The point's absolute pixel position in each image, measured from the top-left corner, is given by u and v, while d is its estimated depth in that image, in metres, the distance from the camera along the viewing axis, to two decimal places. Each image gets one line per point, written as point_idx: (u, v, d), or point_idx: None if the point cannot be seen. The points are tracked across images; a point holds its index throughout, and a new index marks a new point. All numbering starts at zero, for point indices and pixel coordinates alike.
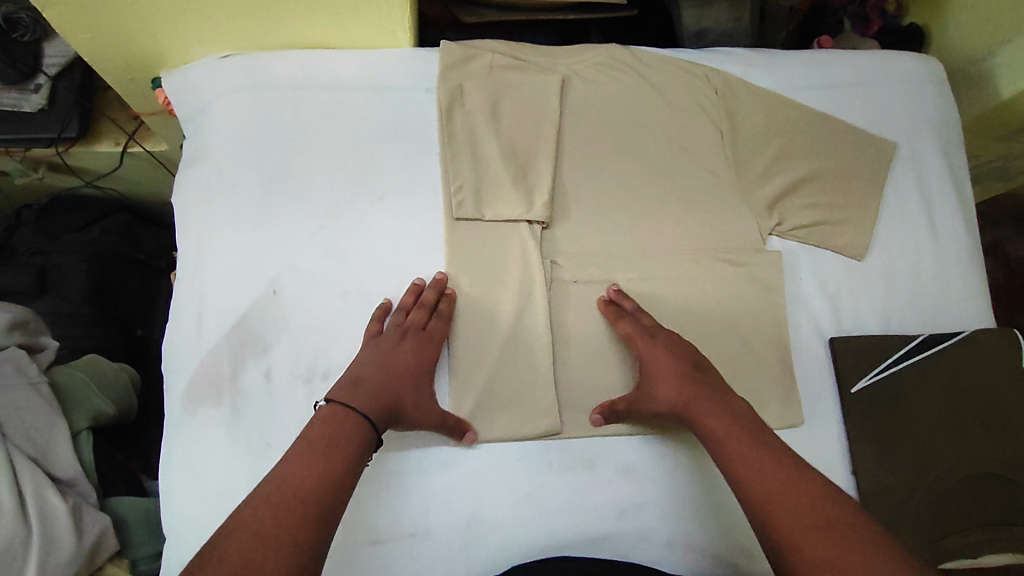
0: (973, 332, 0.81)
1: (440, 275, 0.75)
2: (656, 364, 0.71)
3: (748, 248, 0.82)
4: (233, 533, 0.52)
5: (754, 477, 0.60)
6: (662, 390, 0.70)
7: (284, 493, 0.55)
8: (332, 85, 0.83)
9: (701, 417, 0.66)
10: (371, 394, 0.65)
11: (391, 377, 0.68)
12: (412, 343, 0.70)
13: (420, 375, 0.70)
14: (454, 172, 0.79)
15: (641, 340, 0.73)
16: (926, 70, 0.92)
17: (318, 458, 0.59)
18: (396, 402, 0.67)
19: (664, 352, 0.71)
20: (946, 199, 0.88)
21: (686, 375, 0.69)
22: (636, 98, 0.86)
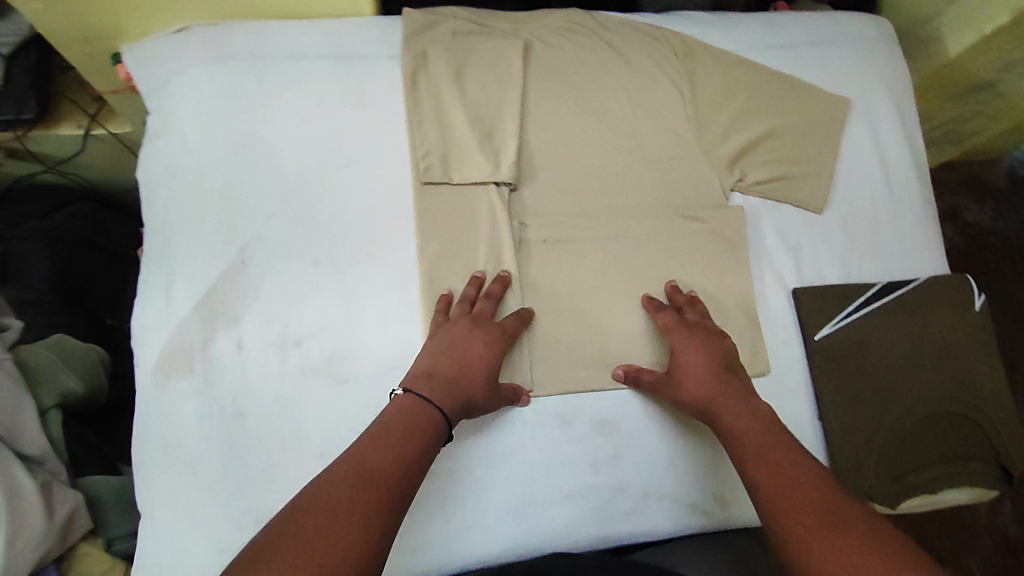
0: (928, 279, 0.85)
1: (504, 271, 0.76)
2: (687, 359, 0.73)
3: (710, 205, 0.85)
4: (309, 507, 0.53)
5: (768, 474, 0.61)
6: (687, 385, 0.71)
7: (361, 475, 0.57)
8: (296, 55, 0.82)
9: (724, 414, 0.68)
10: (448, 389, 0.67)
11: (467, 370, 0.69)
12: (483, 335, 0.71)
13: (494, 368, 0.71)
14: (421, 138, 0.80)
15: (678, 333, 0.75)
16: (876, 28, 0.95)
17: (397, 446, 0.61)
18: (469, 395, 0.68)
19: (696, 349, 0.74)
20: (899, 151, 0.91)
21: (715, 374, 0.71)
22: (599, 61, 0.88)
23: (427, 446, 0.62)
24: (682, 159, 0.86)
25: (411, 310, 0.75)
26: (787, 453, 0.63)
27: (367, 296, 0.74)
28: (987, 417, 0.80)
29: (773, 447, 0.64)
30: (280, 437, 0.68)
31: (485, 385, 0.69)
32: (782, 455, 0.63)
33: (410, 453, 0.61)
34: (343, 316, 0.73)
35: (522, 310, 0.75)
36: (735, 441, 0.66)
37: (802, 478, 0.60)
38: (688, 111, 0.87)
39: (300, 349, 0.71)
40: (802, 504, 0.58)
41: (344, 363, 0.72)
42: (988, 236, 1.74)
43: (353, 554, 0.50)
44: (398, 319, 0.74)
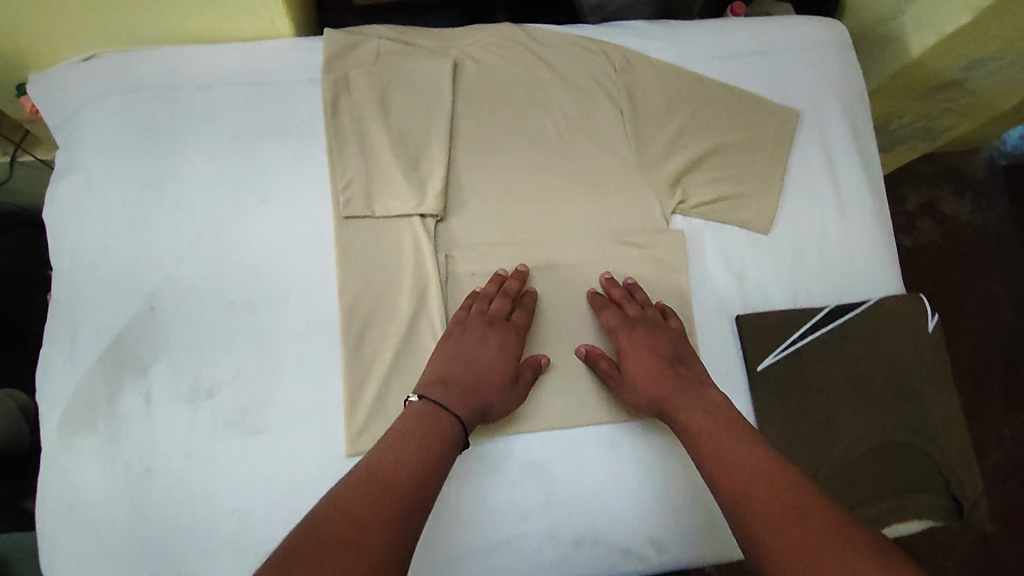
0: (879, 301, 0.81)
1: (522, 266, 0.76)
2: (636, 361, 0.72)
3: (651, 228, 0.81)
4: (330, 514, 0.53)
5: (729, 472, 0.60)
6: (640, 389, 0.71)
7: (379, 484, 0.56)
8: (207, 82, 0.77)
9: (678, 412, 0.67)
10: (467, 398, 0.68)
11: (484, 375, 0.69)
12: (497, 339, 0.72)
13: (508, 369, 0.71)
14: (342, 169, 0.76)
15: (622, 333, 0.74)
16: (830, 34, 0.90)
17: (409, 450, 0.61)
18: (486, 402, 0.69)
19: (643, 346, 0.73)
20: (851, 165, 0.87)
21: (663, 372, 0.70)
22: (533, 80, 0.83)
23: (438, 451, 0.62)
24: (621, 180, 0.82)
25: (333, 353, 0.73)
26: (739, 433, 0.63)
27: (283, 340, 0.72)
28: (938, 445, 0.77)
29: (727, 429, 0.64)
30: (189, 492, 0.66)
31: (500, 389, 0.70)
32: (732, 435, 0.63)
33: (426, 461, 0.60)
34: (257, 363, 0.71)
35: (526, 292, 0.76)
36: (695, 438, 0.65)
37: (751, 454, 0.60)
38: (626, 130, 0.83)
39: (212, 400, 0.70)
40: (751, 480, 0.58)
41: (260, 412, 0.70)
42: (965, 230, 1.70)
43: (379, 559, 0.50)
44: (316, 364, 0.72)
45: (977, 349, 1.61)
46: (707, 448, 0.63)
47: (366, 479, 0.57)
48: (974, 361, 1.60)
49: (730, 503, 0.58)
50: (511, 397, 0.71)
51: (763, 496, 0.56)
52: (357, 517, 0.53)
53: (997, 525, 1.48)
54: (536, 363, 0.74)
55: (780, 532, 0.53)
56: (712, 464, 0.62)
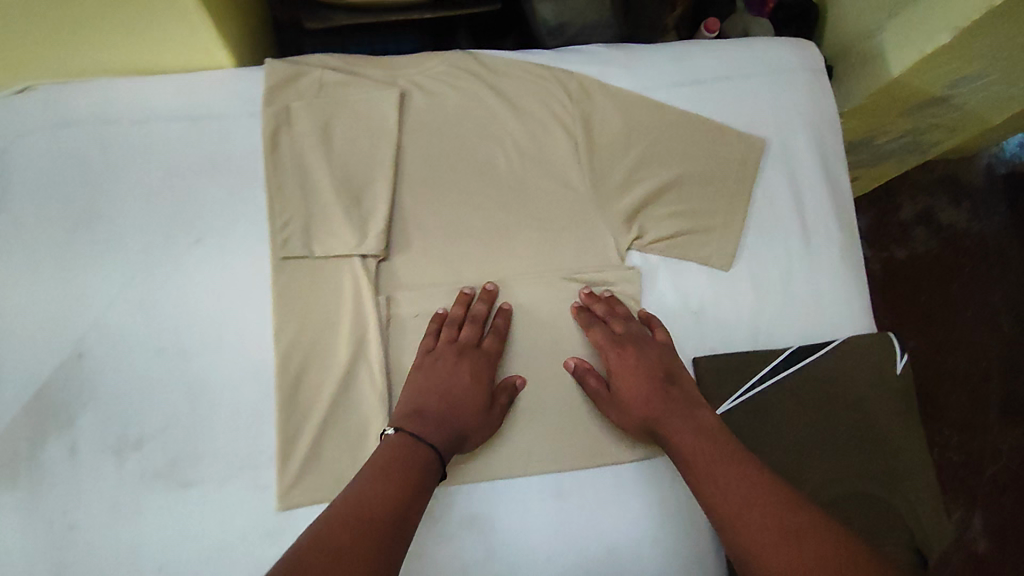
0: (841, 343, 0.78)
1: (490, 284, 0.75)
2: (625, 381, 0.72)
3: (604, 266, 0.78)
4: (309, 551, 0.51)
5: (720, 494, 0.60)
6: (629, 411, 0.71)
7: (357, 519, 0.55)
8: (141, 116, 0.74)
9: (670, 432, 0.68)
10: (443, 427, 0.67)
11: (459, 403, 0.69)
12: (469, 367, 0.71)
13: (483, 394, 0.70)
14: (280, 207, 0.74)
15: (611, 353, 0.73)
16: (799, 58, 0.86)
17: (392, 479, 0.60)
18: (462, 430, 0.68)
19: (632, 366, 0.72)
20: (818, 198, 0.83)
21: (653, 392, 0.70)
22: (483, 111, 0.79)
23: (419, 481, 0.61)
24: (573, 214, 0.78)
25: (267, 401, 0.71)
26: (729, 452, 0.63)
27: (214, 388, 0.70)
28: (902, 494, 0.74)
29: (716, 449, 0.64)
30: (114, 548, 0.65)
31: (476, 416, 0.69)
32: (725, 454, 0.63)
33: (409, 493, 0.59)
34: (188, 412, 0.70)
35: (499, 310, 0.74)
36: (683, 455, 0.65)
37: (740, 477, 0.60)
38: (581, 162, 0.79)
39: (139, 451, 0.68)
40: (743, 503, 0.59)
41: (190, 463, 0.69)
42: (962, 239, 1.62)
43: None
44: (249, 413, 0.70)
45: (972, 360, 1.55)
46: (699, 471, 0.63)
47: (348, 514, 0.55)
48: (968, 372, 1.54)
49: (724, 525, 0.59)
50: (488, 422, 0.71)
51: (756, 521, 0.57)
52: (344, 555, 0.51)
53: (988, 542, 1.45)
54: (511, 385, 0.73)
55: (778, 557, 0.54)
56: (700, 483, 0.63)
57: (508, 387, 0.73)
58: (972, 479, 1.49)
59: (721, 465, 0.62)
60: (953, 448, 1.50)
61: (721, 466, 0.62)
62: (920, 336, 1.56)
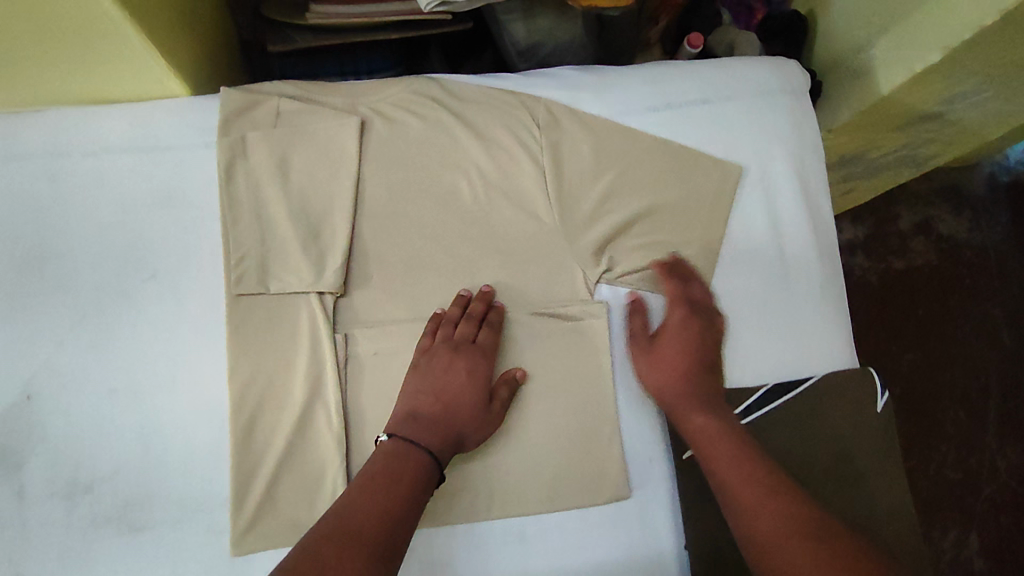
0: (822, 380, 0.74)
1: (485, 287, 0.73)
2: (672, 346, 0.72)
3: (572, 300, 0.75)
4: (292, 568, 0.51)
5: (738, 479, 0.62)
6: (663, 370, 0.72)
7: (341, 534, 0.55)
8: (94, 147, 0.72)
9: (690, 410, 0.69)
10: (438, 429, 0.66)
11: (456, 402, 0.68)
12: (465, 365, 0.70)
13: (480, 392, 0.70)
14: (235, 241, 0.71)
15: (677, 310, 0.74)
16: (781, 80, 0.83)
17: (385, 493, 0.59)
18: (459, 432, 0.68)
19: (685, 335, 0.73)
20: (798, 227, 0.80)
21: (692, 367, 0.72)
22: (447, 139, 0.76)
23: (411, 496, 0.61)
24: (540, 246, 0.76)
25: (221, 443, 0.68)
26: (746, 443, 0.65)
27: (166, 429, 0.68)
28: (879, 537, 0.71)
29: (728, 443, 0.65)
30: None
31: (474, 415, 0.68)
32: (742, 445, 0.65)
33: (401, 511, 0.59)
34: (140, 454, 0.68)
35: (493, 306, 0.73)
36: (698, 441, 0.67)
37: (762, 466, 0.63)
38: (549, 192, 0.76)
39: (89, 495, 0.66)
40: (760, 496, 0.60)
41: (140, 509, 0.67)
42: (960, 250, 1.55)
43: None
44: (203, 455, 0.68)
45: (970, 374, 1.48)
46: (716, 455, 0.65)
47: (337, 528, 0.55)
48: (965, 386, 1.48)
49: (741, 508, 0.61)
50: (489, 420, 0.70)
51: (775, 508, 0.59)
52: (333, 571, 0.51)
53: (984, 561, 1.40)
54: (512, 381, 0.72)
55: (796, 544, 0.56)
56: (716, 470, 0.64)
57: (513, 380, 0.72)
58: (969, 496, 1.43)
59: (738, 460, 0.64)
60: (950, 464, 1.44)
61: (741, 458, 0.64)
62: (917, 352, 1.49)
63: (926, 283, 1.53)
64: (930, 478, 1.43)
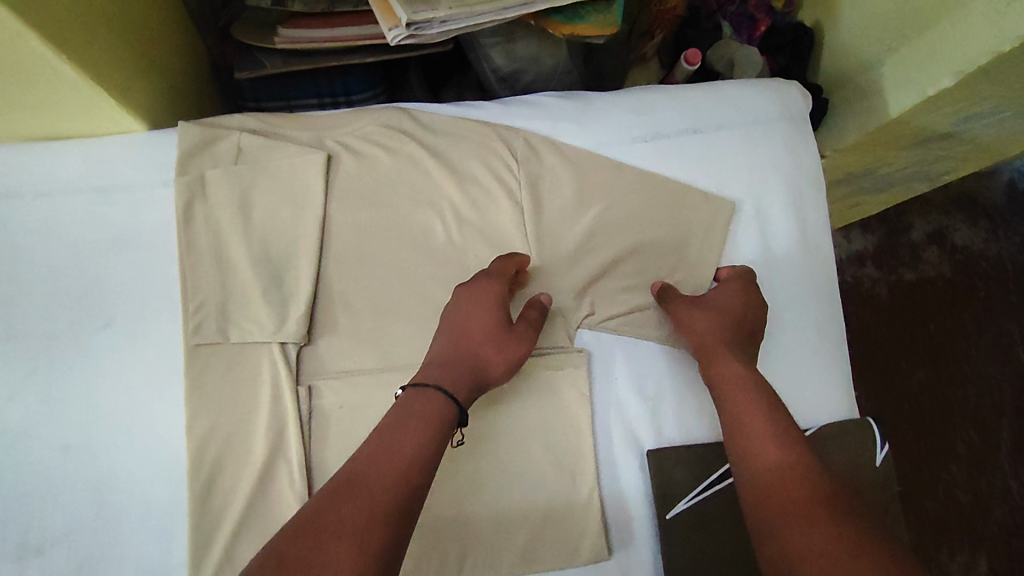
0: (818, 432, 0.71)
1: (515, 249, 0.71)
2: (721, 298, 0.70)
3: (552, 346, 0.71)
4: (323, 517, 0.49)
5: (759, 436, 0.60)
6: (711, 316, 0.68)
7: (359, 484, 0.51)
8: (45, 187, 0.69)
9: (722, 362, 0.66)
10: (453, 368, 0.62)
11: (472, 338, 0.64)
12: (474, 297, 0.66)
13: (497, 318, 0.65)
14: (193, 286, 0.67)
15: (735, 282, 0.71)
16: (778, 106, 0.77)
17: (394, 458, 0.53)
18: (476, 369, 0.63)
19: (734, 295, 0.70)
20: (794, 266, 0.75)
21: (741, 326, 0.69)
22: (420, 175, 0.72)
23: (421, 445, 0.55)
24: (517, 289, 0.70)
25: (179, 502, 0.65)
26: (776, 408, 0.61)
27: (121, 487, 0.65)
28: None
29: (758, 398, 0.62)
30: None
31: (491, 352, 0.64)
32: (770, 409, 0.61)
33: (409, 466, 0.53)
34: (95, 514, 0.64)
35: (513, 254, 0.69)
36: (725, 391, 0.64)
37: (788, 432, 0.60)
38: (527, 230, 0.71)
39: (41, 556, 0.63)
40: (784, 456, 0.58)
41: (93, 571, 0.63)
42: (977, 262, 1.47)
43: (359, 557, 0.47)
44: (159, 515, 0.65)
45: (984, 392, 1.40)
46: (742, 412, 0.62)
47: (339, 489, 0.51)
48: (978, 406, 1.40)
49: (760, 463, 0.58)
50: (510, 357, 0.65)
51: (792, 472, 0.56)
52: (327, 540, 0.47)
53: None
54: (534, 317, 0.68)
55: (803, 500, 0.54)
56: (738, 422, 0.62)
57: (536, 316, 0.68)
58: (979, 520, 1.34)
59: (768, 417, 0.61)
60: (960, 485, 1.36)
61: (769, 417, 0.61)
62: (930, 367, 1.41)
63: (943, 298, 1.45)
64: (938, 499, 1.35)
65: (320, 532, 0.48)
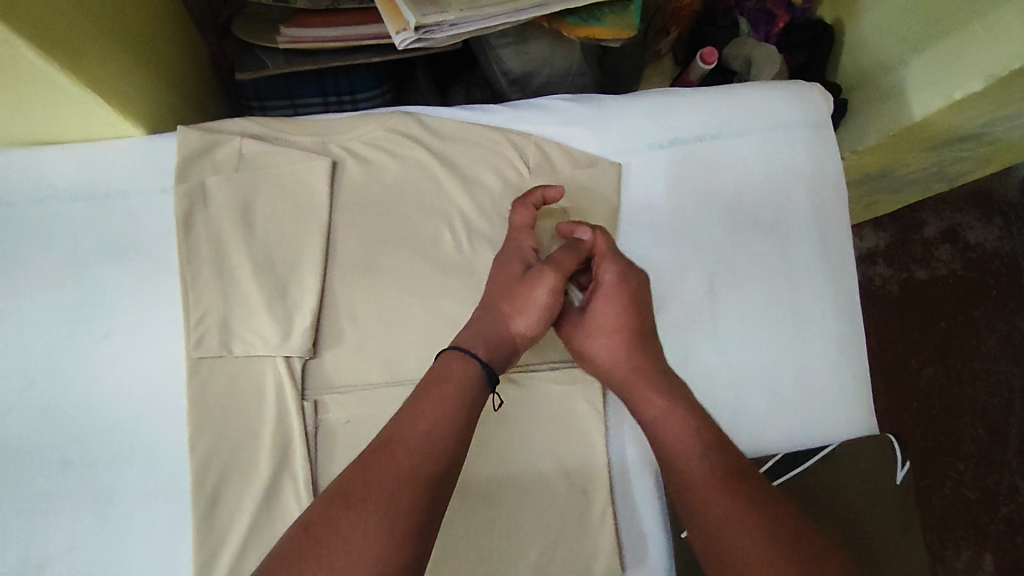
0: (840, 446, 0.69)
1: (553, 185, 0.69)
2: (601, 310, 0.64)
3: (564, 360, 0.69)
4: (355, 483, 0.48)
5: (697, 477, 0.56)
6: (607, 338, 0.63)
7: (390, 447, 0.50)
8: (41, 194, 0.66)
9: (641, 395, 0.61)
10: (474, 321, 0.61)
11: (493, 289, 0.63)
12: (500, 256, 0.65)
13: (519, 269, 0.63)
14: (194, 297, 0.65)
15: (607, 284, 0.64)
16: (800, 110, 0.74)
17: (425, 420, 0.52)
18: (500, 323, 0.61)
19: (612, 301, 0.64)
20: (813, 276, 0.73)
21: (636, 331, 0.63)
22: (428, 182, 0.70)
23: (448, 412, 0.53)
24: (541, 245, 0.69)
25: (181, 519, 0.63)
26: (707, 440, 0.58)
27: (123, 503, 0.63)
28: None
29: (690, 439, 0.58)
30: None
31: (511, 304, 0.61)
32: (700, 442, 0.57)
33: (437, 431, 0.51)
34: (96, 531, 0.63)
35: (534, 189, 0.67)
36: (662, 432, 0.59)
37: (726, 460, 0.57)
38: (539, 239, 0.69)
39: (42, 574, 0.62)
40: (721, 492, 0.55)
41: None
42: (990, 260, 1.43)
43: (387, 522, 0.46)
44: (162, 532, 0.63)
45: (992, 392, 1.38)
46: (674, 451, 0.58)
47: (373, 453, 0.50)
48: (987, 405, 1.38)
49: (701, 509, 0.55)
50: (535, 302, 0.61)
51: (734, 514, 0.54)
52: (356, 506, 0.46)
53: None
54: (564, 258, 0.64)
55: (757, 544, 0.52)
56: (678, 468, 0.57)
57: (565, 253, 0.64)
58: (984, 520, 1.33)
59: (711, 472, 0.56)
60: (967, 484, 1.34)
61: (708, 465, 0.56)
62: (940, 367, 1.39)
63: (957, 297, 1.42)
64: (945, 498, 1.33)
65: (351, 497, 0.47)
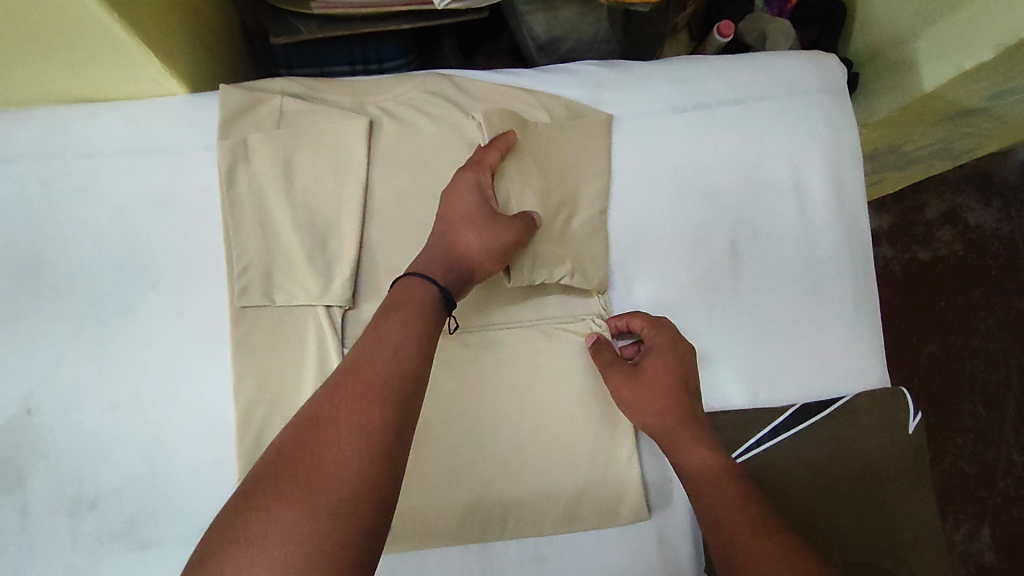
0: (853, 399, 0.72)
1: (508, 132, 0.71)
2: (653, 367, 0.67)
3: (588, 315, 0.72)
4: (323, 409, 0.50)
5: (724, 509, 0.61)
6: (653, 393, 0.66)
7: (356, 373, 0.52)
8: (89, 149, 0.69)
9: (678, 442, 0.65)
10: (432, 253, 0.64)
11: (451, 221, 0.65)
12: (455, 187, 0.67)
13: (475, 203, 0.66)
14: (238, 249, 0.68)
15: (658, 344, 0.68)
16: (818, 78, 0.77)
17: (387, 348, 0.54)
18: (468, 264, 0.64)
19: (662, 360, 0.67)
20: (831, 236, 0.76)
21: (679, 393, 0.67)
22: (461, 142, 0.72)
23: (409, 336, 0.55)
24: (502, 179, 0.70)
25: (226, 461, 0.66)
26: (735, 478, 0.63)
27: (171, 445, 0.66)
28: (905, 564, 0.70)
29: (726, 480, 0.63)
30: None
31: (482, 246, 0.64)
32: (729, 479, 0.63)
33: (398, 356, 0.54)
34: (145, 471, 0.65)
35: (499, 140, 0.69)
36: (699, 476, 0.63)
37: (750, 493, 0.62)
38: (510, 183, 0.70)
39: (95, 512, 0.65)
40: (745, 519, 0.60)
41: (146, 526, 0.65)
42: (989, 241, 1.46)
43: (357, 441, 0.48)
44: (209, 472, 0.66)
45: (991, 369, 1.41)
46: (704, 487, 0.63)
47: (339, 379, 0.52)
48: (987, 382, 1.41)
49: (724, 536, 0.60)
50: (504, 250, 0.65)
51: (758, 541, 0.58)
52: (328, 427, 0.49)
53: (996, 555, 1.34)
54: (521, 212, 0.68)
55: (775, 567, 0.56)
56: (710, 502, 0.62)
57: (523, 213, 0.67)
58: (983, 492, 1.37)
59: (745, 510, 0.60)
60: (965, 459, 1.38)
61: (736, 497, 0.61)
62: (941, 343, 1.42)
63: (958, 275, 1.45)
64: (945, 472, 1.37)
65: (322, 420, 0.49)
